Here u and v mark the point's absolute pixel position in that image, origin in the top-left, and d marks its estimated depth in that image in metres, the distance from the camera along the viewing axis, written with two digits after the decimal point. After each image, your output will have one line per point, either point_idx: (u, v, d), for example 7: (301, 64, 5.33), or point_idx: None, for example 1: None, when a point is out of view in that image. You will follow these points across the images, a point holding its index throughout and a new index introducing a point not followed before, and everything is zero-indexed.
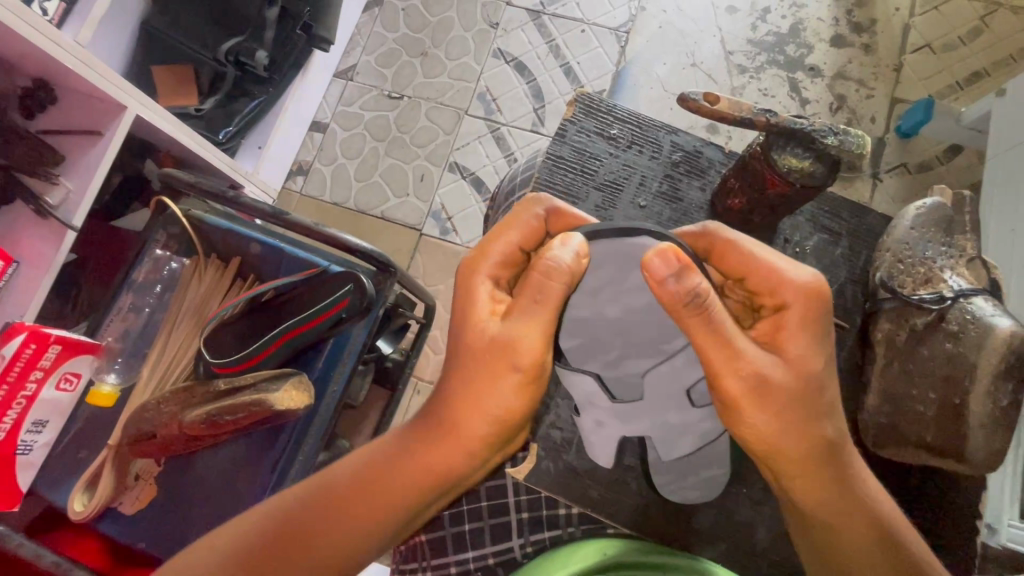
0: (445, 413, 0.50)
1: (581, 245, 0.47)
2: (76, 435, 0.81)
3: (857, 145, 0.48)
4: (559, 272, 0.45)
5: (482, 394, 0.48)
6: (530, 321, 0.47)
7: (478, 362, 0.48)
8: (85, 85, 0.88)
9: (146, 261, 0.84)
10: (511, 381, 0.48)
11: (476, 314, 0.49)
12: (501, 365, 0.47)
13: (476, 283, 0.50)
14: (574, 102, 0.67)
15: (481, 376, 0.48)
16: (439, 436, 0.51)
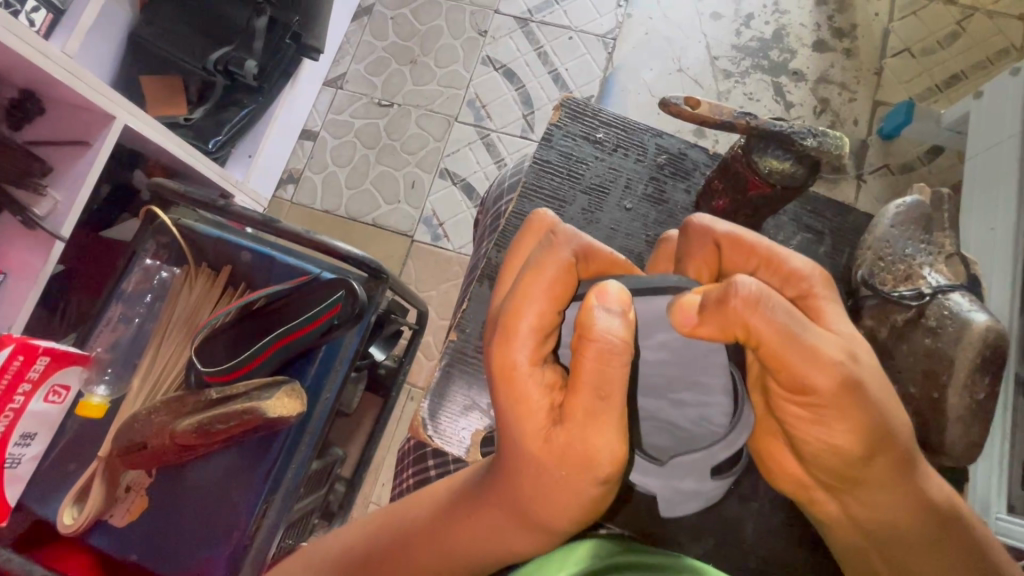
0: (512, 498, 0.44)
1: (622, 298, 0.40)
2: (64, 448, 0.80)
3: (835, 146, 0.49)
4: (616, 360, 0.39)
5: (560, 492, 0.41)
6: (599, 426, 0.40)
7: (543, 467, 0.41)
8: (74, 95, 0.88)
9: (136, 270, 0.84)
10: (590, 490, 0.41)
11: (528, 406, 0.41)
12: (579, 474, 0.40)
13: (516, 375, 0.42)
14: (560, 107, 0.68)
15: (553, 481, 0.41)
16: (503, 519, 0.45)
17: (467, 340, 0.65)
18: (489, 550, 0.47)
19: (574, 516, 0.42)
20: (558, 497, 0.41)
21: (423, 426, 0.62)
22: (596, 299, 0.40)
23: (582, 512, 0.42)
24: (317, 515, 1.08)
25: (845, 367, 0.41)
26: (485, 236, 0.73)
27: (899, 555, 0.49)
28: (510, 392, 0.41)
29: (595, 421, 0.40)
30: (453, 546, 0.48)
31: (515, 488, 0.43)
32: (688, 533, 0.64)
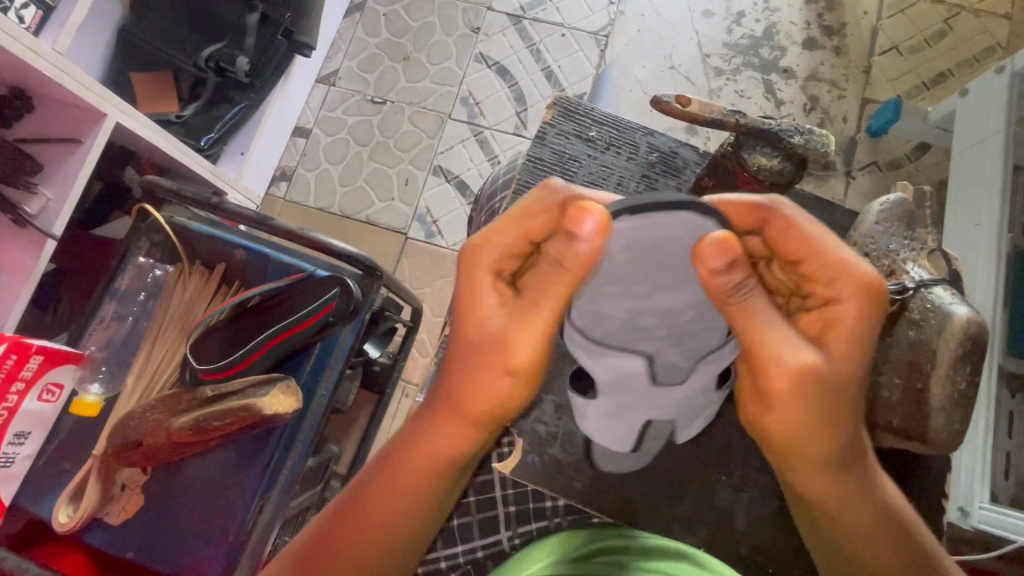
0: (444, 401, 0.51)
1: (618, 246, 0.42)
2: (58, 447, 0.80)
3: (822, 144, 0.51)
4: (558, 270, 0.42)
5: (479, 388, 0.49)
6: (526, 323, 0.46)
7: (480, 358, 0.48)
8: (64, 93, 0.87)
9: (129, 268, 0.84)
10: (503, 379, 0.48)
11: (472, 317, 0.48)
12: (495, 360, 0.48)
13: (478, 277, 0.48)
14: (552, 105, 0.69)
15: (481, 371, 0.48)
16: (441, 419, 0.52)
17: None
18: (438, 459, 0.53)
19: (490, 405, 0.50)
20: (484, 385, 0.49)
21: (414, 418, 0.68)
22: (570, 223, 0.39)
23: (494, 400, 0.49)
24: (313, 512, 1.09)
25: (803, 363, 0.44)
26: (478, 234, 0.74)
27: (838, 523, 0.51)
28: (470, 296, 0.47)
29: (527, 312, 0.46)
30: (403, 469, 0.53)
31: (451, 389, 0.50)
32: (680, 524, 0.66)
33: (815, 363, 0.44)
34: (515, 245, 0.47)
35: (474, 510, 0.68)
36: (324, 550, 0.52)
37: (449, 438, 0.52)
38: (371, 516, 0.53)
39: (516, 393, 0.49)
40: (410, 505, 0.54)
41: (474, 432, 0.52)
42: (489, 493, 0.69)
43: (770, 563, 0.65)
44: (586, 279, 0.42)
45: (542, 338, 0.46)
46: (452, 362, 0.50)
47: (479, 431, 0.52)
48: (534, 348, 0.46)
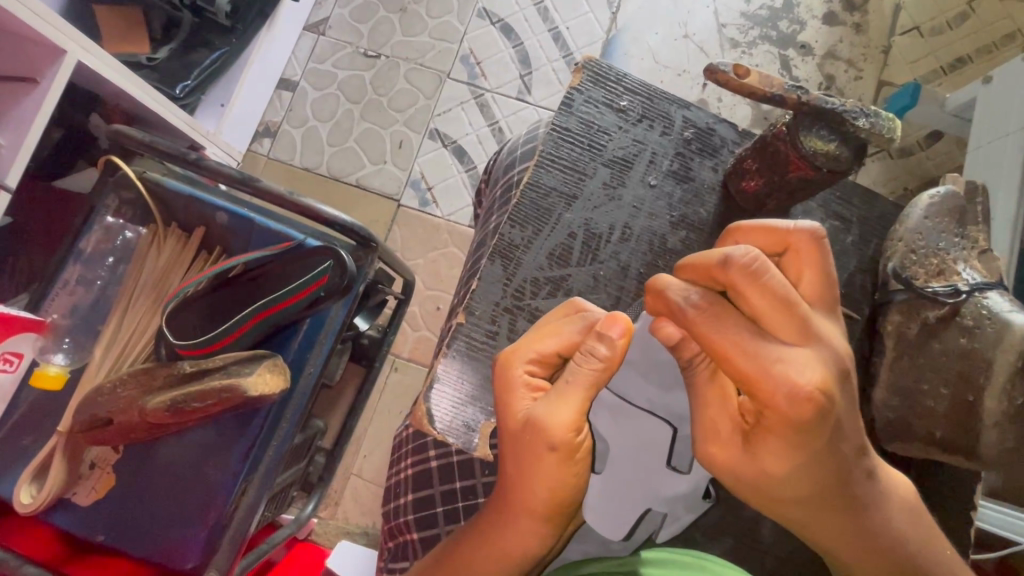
0: (500, 493, 0.45)
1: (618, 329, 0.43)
2: (19, 420, 0.74)
3: (888, 129, 0.45)
4: (592, 361, 0.42)
5: (532, 479, 0.43)
6: (564, 406, 0.42)
7: (531, 452, 0.43)
8: (15, 25, 0.77)
9: (95, 228, 0.76)
10: (552, 463, 0.42)
11: (511, 402, 0.45)
12: (546, 447, 0.42)
13: (511, 384, 0.45)
14: (580, 68, 0.62)
15: (542, 466, 0.43)
16: (501, 516, 0.45)
17: (476, 324, 0.58)
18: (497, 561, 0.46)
19: (550, 492, 0.43)
20: (543, 481, 0.43)
21: (426, 417, 0.55)
22: (598, 326, 0.44)
23: (554, 487, 0.43)
24: (296, 488, 1.05)
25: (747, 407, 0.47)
26: (493, 210, 0.68)
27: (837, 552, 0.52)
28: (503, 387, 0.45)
29: (558, 397, 0.43)
30: (468, 570, 0.46)
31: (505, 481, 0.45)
32: (698, 529, 0.63)
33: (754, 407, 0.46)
34: (543, 356, 0.46)
35: None
36: None
37: (513, 535, 0.45)
38: None
39: (565, 476, 0.43)
40: None
41: (544, 523, 0.45)
42: None
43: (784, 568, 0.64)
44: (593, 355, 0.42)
45: (579, 414, 0.42)
46: (500, 454, 0.45)
47: (548, 523, 0.45)
48: (571, 418, 0.42)
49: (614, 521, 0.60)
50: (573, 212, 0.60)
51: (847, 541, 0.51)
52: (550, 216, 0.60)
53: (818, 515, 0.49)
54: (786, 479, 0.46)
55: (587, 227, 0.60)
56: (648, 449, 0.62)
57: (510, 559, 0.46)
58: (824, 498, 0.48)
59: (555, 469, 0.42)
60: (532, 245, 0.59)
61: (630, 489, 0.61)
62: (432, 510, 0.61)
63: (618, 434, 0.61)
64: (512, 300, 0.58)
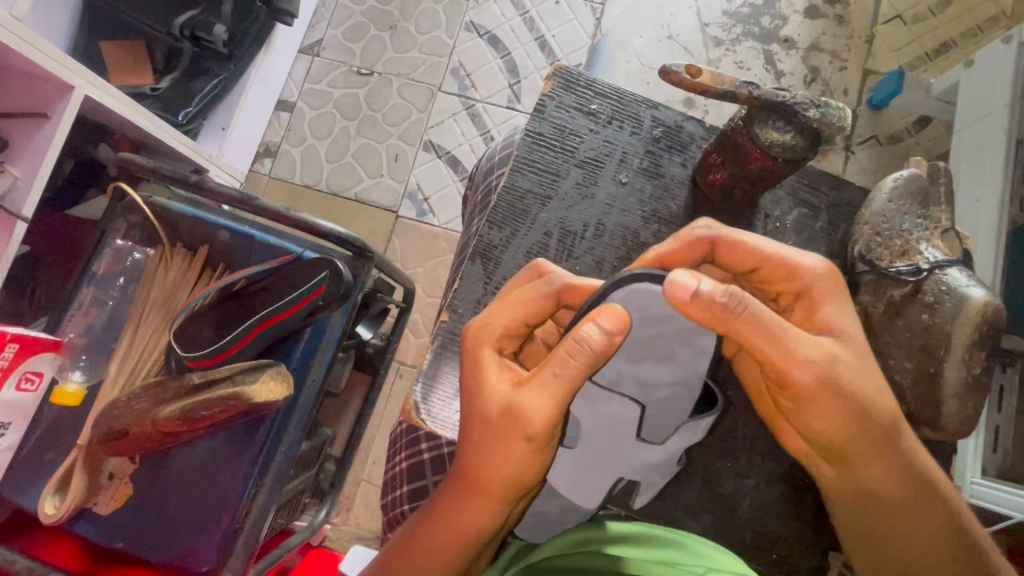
0: (461, 471, 0.47)
1: (613, 321, 0.43)
2: (41, 436, 0.78)
3: (837, 117, 0.48)
4: (574, 355, 0.42)
5: (493, 461, 0.45)
6: (541, 395, 0.43)
7: (495, 432, 0.44)
8: (26, 64, 0.82)
9: (106, 252, 0.80)
10: (521, 449, 0.44)
11: (489, 383, 0.46)
12: (513, 435, 0.44)
13: (482, 357, 0.48)
14: (552, 76, 0.65)
15: (504, 443, 0.44)
16: (461, 495, 0.47)
17: (459, 322, 0.61)
18: (464, 530, 0.47)
19: (513, 476, 0.45)
20: (503, 458, 0.44)
21: (414, 410, 0.58)
22: (595, 314, 0.43)
23: (518, 472, 0.45)
24: (308, 495, 1.07)
25: (819, 363, 0.45)
26: (475, 215, 0.71)
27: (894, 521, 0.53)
28: (473, 367, 0.47)
29: (538, 386, 0.43)
30: (436, 539, 0.48)
31: (466, 458, 0.46)
32: (685, 510, 0.66)
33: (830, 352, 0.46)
34: (514, 327, 0.49)
35: None
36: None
37: (475, 514, 0.47)
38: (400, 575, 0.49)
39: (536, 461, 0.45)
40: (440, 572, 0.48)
41: (506, 499, 0.47)
42: None
43: (772, 547, 0.66)
44: (587, 348, 0.42)
45: (554, 411, 0.43)
46: (465, 435, 0.47)
47: (508, 502, 0.47)
48: (549, 410, 0.43)
49: (586, 492, 0.58)
50: (549, 211, 0.63)
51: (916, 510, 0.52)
52: (526, 217, 0.63)
53: (887, 481, 0.51)
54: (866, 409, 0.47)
55: (562, 226, 0.63)
56: (622, 432, 0.55)
57: (468, 540, 0.48)
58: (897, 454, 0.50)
59: (522, 456, 0.44)
60: (510, 244, 0.62)
61: (605, 464, 0.57)
62: (427, 500, 0.64)
63: (591, 420, 0.54)
64: (493, 298, 0.61)
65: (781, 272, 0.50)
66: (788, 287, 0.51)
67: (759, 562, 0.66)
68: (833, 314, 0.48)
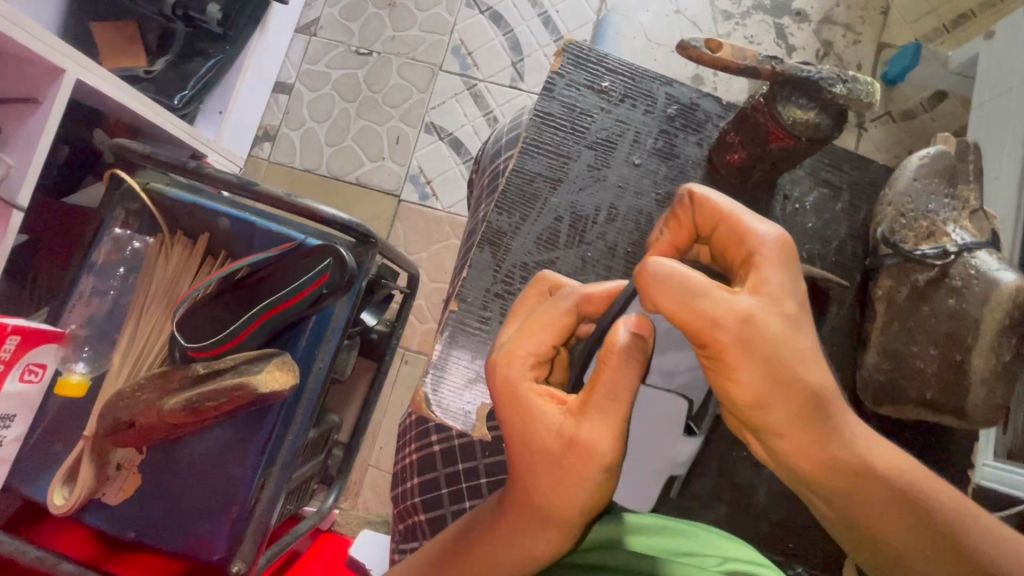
0: (524, 507, 0.43)
1: (640, 322, 0.43)
2: (47, 428, 0.77)
3: (866, 93, 0.46)
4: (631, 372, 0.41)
5: (568, 496, 0.42)
6: (606, 421, 0.41)
7: (564, 470, 0.41)
8: (14, 47, 0.79)
9: (106, 240, 0.79)
10: (594, 484, 0.41)
11: (538, 418, 0.43)
12: (584, 469, 0.41)
13: (516, 389, 0.44)
14: (561, 52, 0.63)
15: (571, 477, 0.41)
16: (526, 530, 0.43)
17: (470, 310, 0.60)
18: (523, 558, 0.44)
19: (585, 505, 0.42)
20: (568, 489, 0.41)
21: (425, 402, 0.57)
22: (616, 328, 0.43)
23: (590, 501, 0.42)
24: (317, 481, 1.07)
25: (735, 331, 0.41)
26: (482, 199, 0.69)
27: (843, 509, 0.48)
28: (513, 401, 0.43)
29: (602, 414, 0.41)
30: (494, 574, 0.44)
31: (528, 492, 0.43)
32: (700, 499, 0.65)
33: (749, 312, 0.42)
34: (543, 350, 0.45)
35: None
36: None
37: (536, 548, 0.43)
38: None
39: (605, 491, 0.42)
40: None
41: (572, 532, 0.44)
42: None
43: (788, 535, 0.65)
44: (625, 356, 0.42)
45: (618, 434, 0.41)
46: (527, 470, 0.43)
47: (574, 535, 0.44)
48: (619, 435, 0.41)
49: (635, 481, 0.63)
50: (559, 195, 0.61)
51: (861, 498, 0.48)
52: (536, 201, 0.61)
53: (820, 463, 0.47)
54: (778, 376, 0.43)
55: (573, 210, 0.61)
56: (666, 428, 0.61)
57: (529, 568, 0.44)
58: (816, 439, 0.46)
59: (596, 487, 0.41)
60: (519, 230, 0.60)
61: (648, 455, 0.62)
62: (439, 491, 0.64)
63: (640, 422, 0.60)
64: (503, 285, 0.60)
65: (734, 238, 0.46)
66: (740, 253, 0.45)
67: (773, 550, 0.65)
68: (779, 280, 0.43)
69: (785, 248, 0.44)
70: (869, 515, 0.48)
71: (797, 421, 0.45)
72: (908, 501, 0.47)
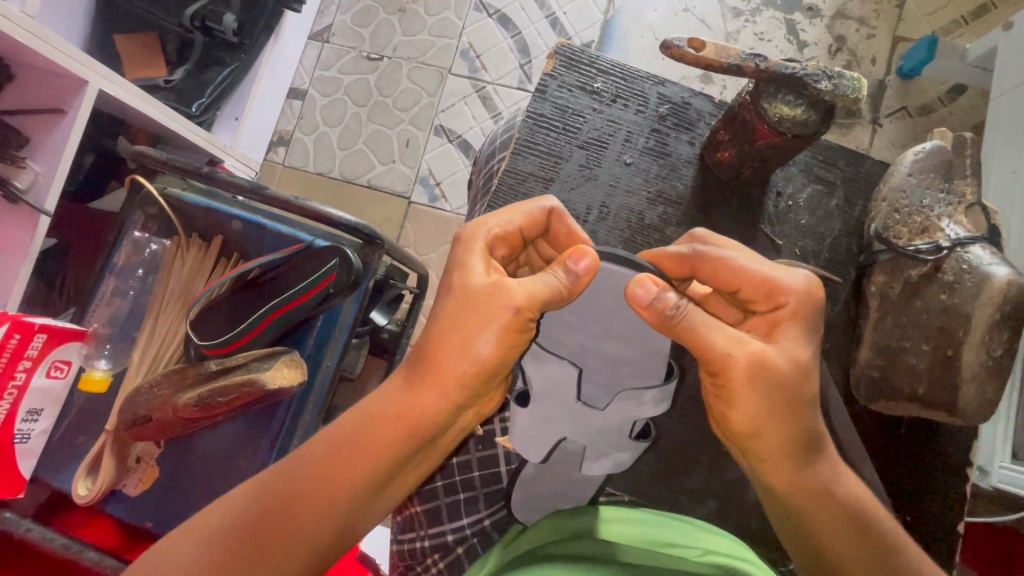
0: (427, 346, 0.47)
1: (587, 269, 0.48)
2: (72, 422, 0.81)
3: (852, 89, 0.46)
4: (558, 280, 0.46)
5: (469, 336, 0.45)
6: (521, 285, 0.46)
7: (474, 309, 0.46)
8: (40, 60, 0.83)
9: (125, 243, 0.82)
10: (495, 327, 0.45)
11: (475, 271, 0.47)
12: (491, 311, 0.45)
13: (479, 245, 0.49)
14: (554, 54, 0.63)
15: (475, 320, 0.46)
16: (421, 370, 0.47)
17: None
18: (415, 413, 0.47)
19: (477, 356, 0.46)
20: (470, 334, 0.45)
21: None
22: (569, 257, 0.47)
23: (483, 353, 0.46)
24: None
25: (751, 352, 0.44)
26: (478, 199, 0.70)
27: (811, 527, 0.48)
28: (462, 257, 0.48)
29: (522, 281, 0.46)
30: (372, 434, 0.47)
31: (437, 332, 0.46)
32: (691, 495, 0.66)
33: (761, 353, 0.44)
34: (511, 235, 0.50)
35: (479, 485, 0.71)
36: (283, 496, 0.46)
37: (426, 392, 0.47)
38: (309, 483, 0.46)
39: (502, 345, 0.46)
40: (351, 481, 0.47)
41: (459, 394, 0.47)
42: (495, 467, 0.71)
43: (781, 534, 0.65)
44: (560, 275, 0.46)
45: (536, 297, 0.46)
46: (439, 305, 0.47)
47: (459, 393, 0.47)
48: (529, 298, 0.46)
49: (534, 447, 0.58)
50: (551, 195, 0.62)
51: (818, 512, 0.47)
52: (528, 200, 0.62)
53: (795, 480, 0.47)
54: (772, 402, 0.45)
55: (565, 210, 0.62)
56: (561, 391, 0.55)
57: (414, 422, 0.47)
58: (794, 463, 0.47)
59: (500, 331, 0.45)
60: None
61: (551, 420, 0.56)
62: None
63: (538, 384, 0.55)
64: None
65: (763, 291, 0.48)
66: (767, 305, 0.48)
67: (767, 548, 0.65)
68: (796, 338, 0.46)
69: (810, 301, 0.47)
70: (832, 531, 0.48)
71: (783, 442, 0.46)
72: (864, 519, 0.48)
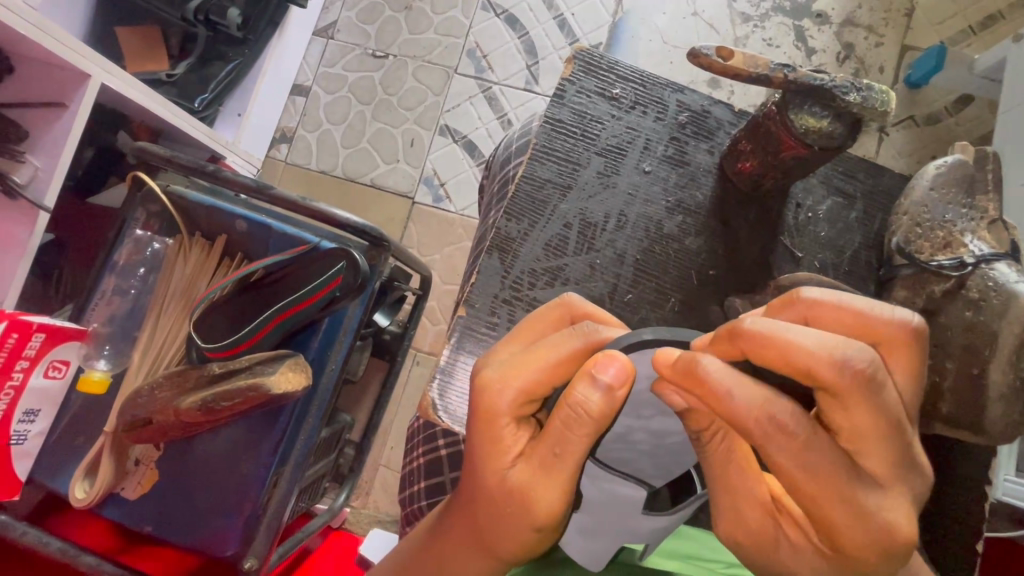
0: (461, 523, 0.44)
1: (619, 375, 0.36)
2: (69, 423, 0.80)
3: (881, 102, 0.45)
4: (586, 420, 0.37)
5: (499, 532, 0.41)
6: (548, 480, 0.39)
7: (503, 514, 0.41)
8: (42, 52, 0.81)
9: (127, 241, 0.81)
10: (526, 534, 0.41)
11: (495, 464, 0.41)
12: (520, 525, 0.40)
13: (492, 421, 0.41)
14: (572, 59, 0.62)
15: (504, 521, 0.41)
16: (455, 540, 0.44)
17: (477, 316, 0.59)
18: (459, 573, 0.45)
19: (514, 549, 0.42)
20: (503, 531, 0.41)
21: (431, 406, 0.56)
22: (593, 366, 0.36)
23: (520, 548, 0.42)
24: (328, 479, 1.08)
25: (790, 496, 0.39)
26: (493, 205, 0.70)
27: None
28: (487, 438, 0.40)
29: (546, 473, 0.39)
30: None
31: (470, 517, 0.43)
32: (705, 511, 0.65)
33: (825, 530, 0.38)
34: (535, 385, 0.40)
35: None
36: None
37: (463, 565, 0.44)
38: None
39: (535, 542, 0.42)
40: None
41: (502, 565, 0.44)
42: None
43: None
44: (585, 406, 0.37)
45: (565, 489, 0.40)
46: (468, 494, 0.43)
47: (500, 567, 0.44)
48: (559, 499, 0.40)
49: (587, 555, 0.48)
50: (569, 203, 0.61)
51: None
52: (545, 208, 0.61)
53: None
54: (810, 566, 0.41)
55: (582, 218, 0.61)
56: (624, 511, 0.43)
57: None
58: None
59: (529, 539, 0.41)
60: (528, 238, 0.60)
61: (603, 529, 0.46)
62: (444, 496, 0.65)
63: (593, 495, 0.43)
64: (511, 292, 0.60)
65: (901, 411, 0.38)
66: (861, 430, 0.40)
67: None
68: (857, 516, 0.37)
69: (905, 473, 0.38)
70: None
71: None
72: None
